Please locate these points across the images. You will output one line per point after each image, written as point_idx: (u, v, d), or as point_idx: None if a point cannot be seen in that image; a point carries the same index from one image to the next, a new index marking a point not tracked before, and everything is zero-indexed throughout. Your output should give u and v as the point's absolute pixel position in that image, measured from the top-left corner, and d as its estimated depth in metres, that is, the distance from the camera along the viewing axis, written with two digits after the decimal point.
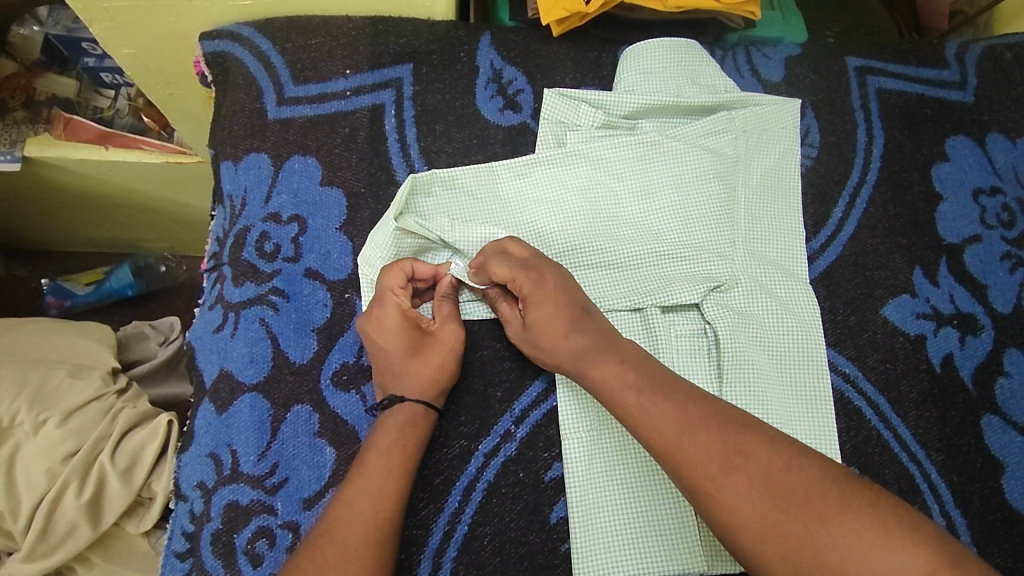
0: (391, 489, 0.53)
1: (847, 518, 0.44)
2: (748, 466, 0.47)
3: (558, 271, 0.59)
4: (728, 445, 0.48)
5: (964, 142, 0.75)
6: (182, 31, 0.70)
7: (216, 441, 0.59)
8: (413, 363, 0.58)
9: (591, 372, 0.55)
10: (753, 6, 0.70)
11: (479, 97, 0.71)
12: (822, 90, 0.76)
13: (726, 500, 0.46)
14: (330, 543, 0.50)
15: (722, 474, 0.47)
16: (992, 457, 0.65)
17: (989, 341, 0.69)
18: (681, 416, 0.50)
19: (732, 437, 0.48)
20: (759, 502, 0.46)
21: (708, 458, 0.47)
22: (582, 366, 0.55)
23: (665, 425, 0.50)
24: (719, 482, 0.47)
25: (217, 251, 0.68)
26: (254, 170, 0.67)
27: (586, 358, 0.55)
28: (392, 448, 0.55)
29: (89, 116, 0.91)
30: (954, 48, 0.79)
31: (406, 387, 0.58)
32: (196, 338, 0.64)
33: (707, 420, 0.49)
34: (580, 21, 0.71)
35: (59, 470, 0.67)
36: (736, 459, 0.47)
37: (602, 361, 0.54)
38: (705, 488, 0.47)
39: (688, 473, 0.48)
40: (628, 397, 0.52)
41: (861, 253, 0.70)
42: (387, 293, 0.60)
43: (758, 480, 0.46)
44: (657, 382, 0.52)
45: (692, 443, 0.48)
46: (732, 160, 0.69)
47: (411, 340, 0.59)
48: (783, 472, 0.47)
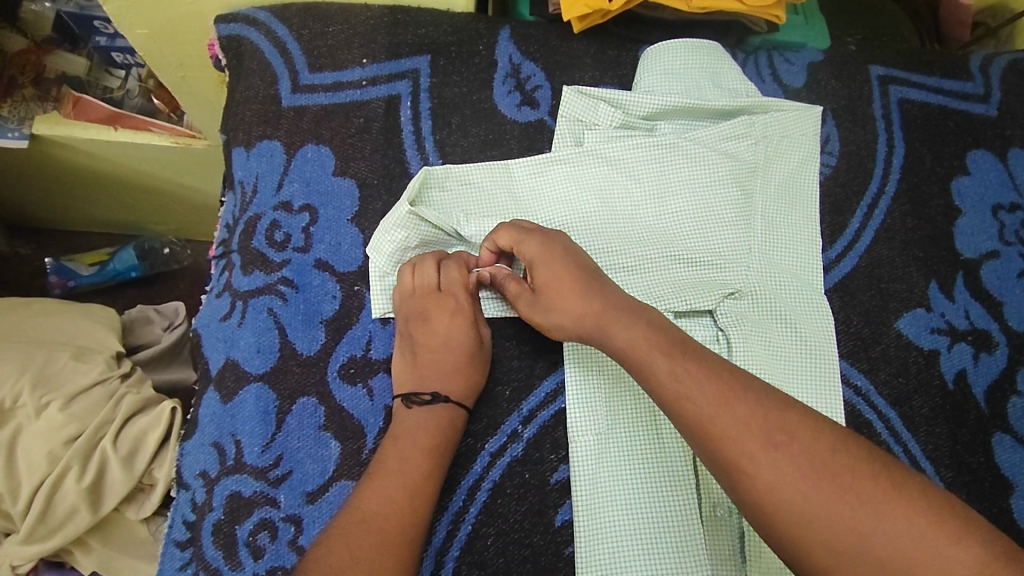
0: (423, 481, 0.53)
1: (892, 510, 0.43)
2: (794, 445, 0.46)
3: (562, 235, 0.61)
4: (771, 424, 0.46)
5: (985, 157, 0.74)
6: (197, 13, 0.69)
7: (220, 430, 0.58)
8: (468, 362, 0.59)
9: (612, 330, 0.54)
10: (778, 9, 0.69)
11: (496, 92, 0.70)
12: (843, 98, 0.75)
13: (769, 481, 0.45)
14: (364, 530, 0.49)
15: (766, 452, 0.45)
16: (1002, 476, 0.65)
17: (1003, 359, 0.68)
18: (718, 391, 0.48)
19: (777, 418, 0.47)
20: (803, 481, 0.44)
21: (748, 435, 0.46)
22: (602, 328, 0.55)
23: (700, 401, 0.48)
24: (761, 461, 0.45)
25: (226, 238, 0.67)
26: (267, 157, 0.66)
27: (606, 317, 0.55)
28: (423, 441, 0.55)
29: (99, 95, 0.91)
30: (978, 60, 0.78)
31: (450, 386, 0.58)
32: (202, 325, 0.64)
33: (745, 396, 0.48)
34: (602, 19, 0.70)
35: (60, 453, 0.66)
36: (776, 437, 0.46)
37: (620, 321, 0.54)
38: (747, 467, 0.45)
39: (728, 452, 0.46)
40: (653, 363, 0.51)
41: (877, 264, 0.69)
42: (456, 287, 0.61)
43: (801, 463, 0.45)
44: (673, 344, 0.52)
45: (730, 418, 0.47)
46: (750, 165, 0.68)
47: (470, 338, 0.60)
48: (827, 453, 0.45)
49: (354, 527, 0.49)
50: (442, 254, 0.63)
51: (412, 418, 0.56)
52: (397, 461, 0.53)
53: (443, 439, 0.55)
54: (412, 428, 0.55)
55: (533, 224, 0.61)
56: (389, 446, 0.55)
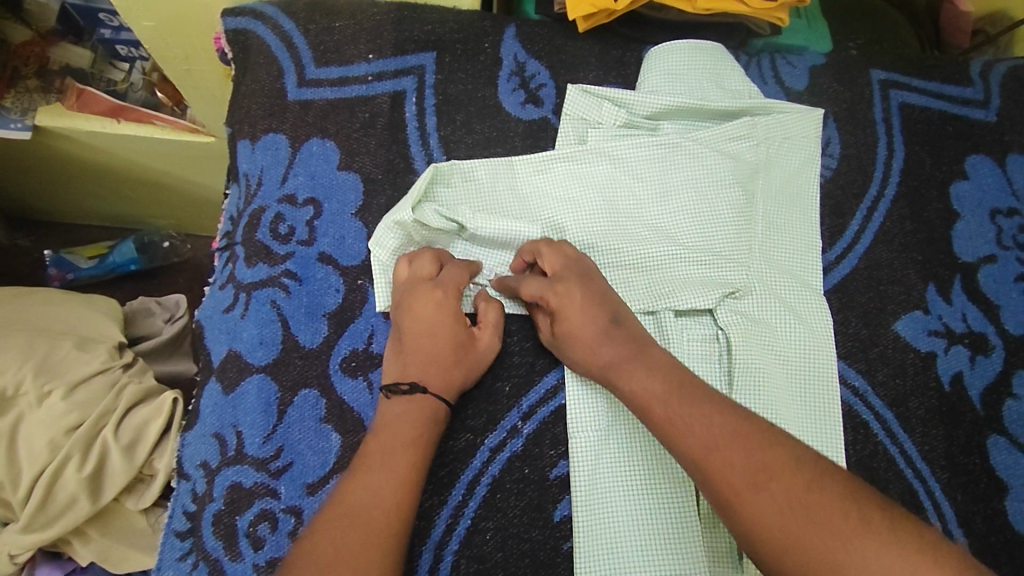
0: (406, 475, 0.52)
1: (870, 544, 0.42)
2: (782, 476, 0.46)
3: (590, 281, 0.60)
4: (761, 454, 0.48)
5: (984, 162, 0.75)
6: (204, 6, 0.69)
7: (221, 421, 0.59)
8: (451, 359, 0.58)
9: (620, 380, 0.56)
10: (782, 12, 0.69)
11: (501, 89, 0.70)
12: (845, 101, 0.75)
13: (751, 509, 0.46)
14: (349, 523, 0.48)
15: (751, 480, 0.46)
16: (997, 478, 0.65)
17: (999, 362, 0.69)
18: (707, 428, 0.50)
19: (767, 448, 0.48)
20: (782, 515, 0.45)
21: (731, 470, 0.47)
22: (611, 375, 0.56)
23: (690, 436, 0.50)
24: (745, 491, 0.46)
25: (230, 230, 0.67)
26: (272, 150, 0.66)
27: (615, 367, 0.56)
28: (406, 436, 0.54)
29: (103, 88, 0.91)
30: (978, 66, 0.78)
31: (432, 378, 0.57)
32: (205, 316, 0.64)
33: (734, 432, 0.49)
34: (608, 19, 0.70)
35: (61, 443, 0.66)
36: (759, 473, 0.47)
37: (632, 369, 0.55)
38: (732, 494, 0.47)
39: (716, 480, 0.47)
40: (664, 405, 0.53)
41: (876, 266, 0.70)
42: (450, 283, 0.60)
43: (781, 495, 0.45)
44: (684, 387, 0.53)
45: (714, 455, 0.48)
46: (752, 166, 0.69)
47: (457, 333, 0.59)
48: (807, 488, 0.45)
49: (339, 523, 0.48)
50: (444, 257, 0.63)
51: (395, 411, 0.56)
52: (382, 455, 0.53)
53: (425, 431, 0.55)
54: (395, 423, 0.55)
55: (556, 263, 0.61)
56: (372, 441, 0.54)
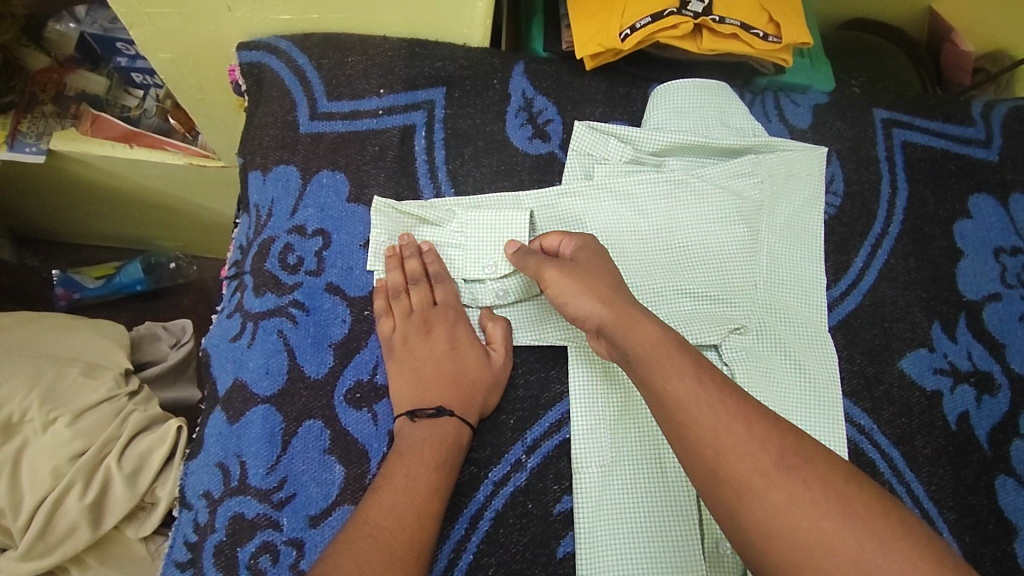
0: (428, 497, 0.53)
1: (899, 545, 0.41)
2: (804, 469, 0.44)
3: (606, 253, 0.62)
4: (784, 448, 0.46)
5: (987, 201, 0.76)
6: (221, 40, 0.71)
7: (226, 450, 0.59)
8: (471, 377, 0.60)
9: (631, 330, 0.53)
10: (785, 54, 0.71)
11: (509, 124, 0.71)
12: (848, 140, 0.76)
13: (770, 502, 0.43)
14: (373, 541, 0.49)
15: (773, 471, 0.44)
16: (1006, 520, 0.64)
17: (1005, 401, 0.68)
18: (739, 407, 0.47)
19: (791, 442, 0.46)
20: (816, 507, 0.43)
21: (763, 453, 0.45)
22: (621, 328, 0.53)
23: (717, 409, 0.47)
24: (768, 478, 0.44)
25: (239, 259, 0.68)
26: (283, 182, 0.67)
27: (626, 318, 0.54)
28: (427, 462, 0.55)
29: (117, 114, 0.93)
30: (979, 106, 0.80)
31: (462, 402, 0.59)
32: (212, 344, 0.64)
33: (765, 416, 0.47)
34: (614, 57, 0.72)
35: (65, 470, 0.66)
36: (793, 460, 0.45)
37: (645, 323, 0.53)
38: (750, 481, 0.44)
39: (741, 462, 0.45)
40: (682, 366, 0.50)
41: (880, 303, 0.70)
42: (453, 305, 0.64)
43: (816, 485, 0.44)
44: (697, 355, 0.52)
45: (746, 434, 0.46)
46: (756, 204, 0.69)
47: (473, 351, 0.61)
48: (842, 482, 0.44)
49: (362, 541, 0.49)
50: (408, 265, 0.64)
51: (417, 433, 0.57)
52: (405, 478, 0.53)
53: (448, 456, 0.56)
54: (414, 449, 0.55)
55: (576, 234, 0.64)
56: (394, 462, 0.55)
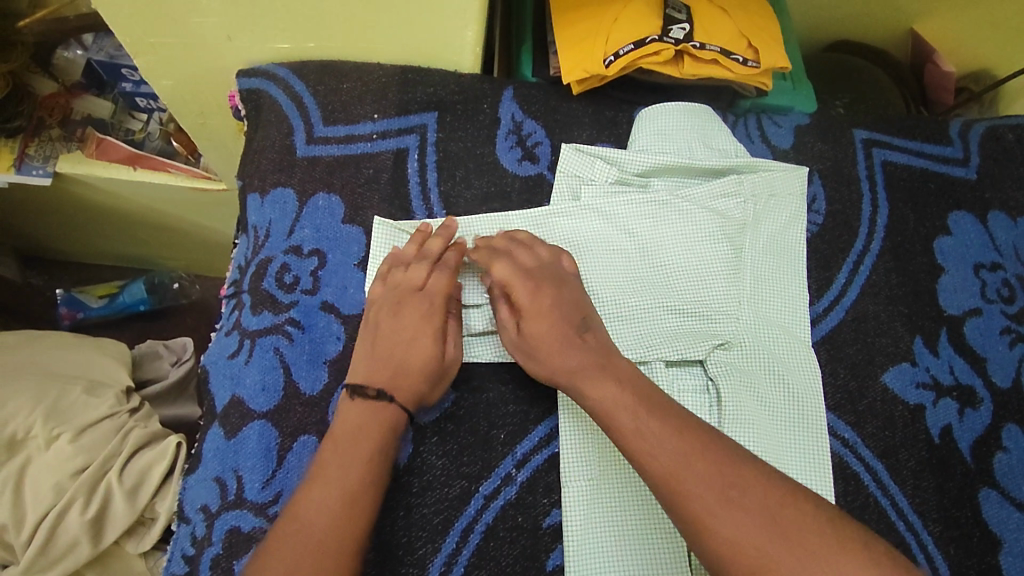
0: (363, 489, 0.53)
1: (841, 559, 0.44)
2: (744, 500, 0.47)
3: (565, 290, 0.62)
4: (725, 480, 0.48)
5: (966, 219, 0.78)
6: (222, 66, 0.74)
7: (223, 466, 0.60)
8: (425, 375, 0.59)
9: (583, 389, 0.56)
10: (765, 77, 0.74)
11: (499, 147, 0.74)
12: (829, 159, 0.78)
13: (720, 534, 0.46)
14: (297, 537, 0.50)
15: (717, 505, 0.47)
16: (989, 532, 0.66)
17: (987, 415, 0.70)
18: (677, 447, 0.50)
19: (731, 474, 0.48)
20: (758, 534, 0.45)
21: (705, 488, 0.47)
22: (577, 387, 0.56)
23: (658, 454, 0.50)
24: (714, 512, 0.46)
25: (238, 278, 0.70)
26: (280, 204, 0.69)
27: (579, 375, 0.56)
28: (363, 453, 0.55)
29: (122, 137, 0.96)
30: (958, 126, 0.82)
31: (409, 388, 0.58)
32: (210, 361, 0.66)
33: (703, 450, 0.49)
34: (600, 83, 0.74)
35: (67, 485, 0.68)
36: (733, 492, 0.47)
37: (598, 381, 0.56)
38: (699, 518, 0.47)
39: (685, 501, 0.47)
40: (621, 422, 0.53)
41: (863, 319, 0.72)
42: (440, 289, 0.62)
43: (758, 514, 0.46)
44: (649, 398, 0.54)
45: (686, 473, 0.48)
46: (740, 222, 0.71)
47: (437, 346, 0.60)
48: (781, 507, 0.47)
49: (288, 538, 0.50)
50: (429, 244, 0.64)
51: (358, 410, 0.57)
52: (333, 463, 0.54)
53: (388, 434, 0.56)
54: (348, 430, 0.56)
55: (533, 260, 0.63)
56: (331, 441, 0.55)
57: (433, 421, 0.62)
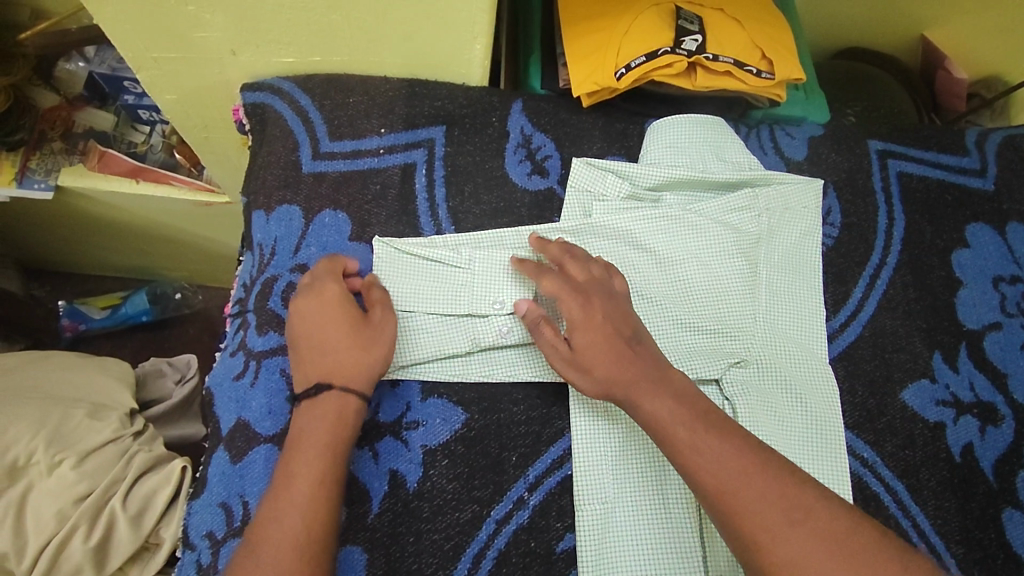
0: (319, 505, 0.51)
1: None
2: (807, 523, 0.48)
3: (605, 297, 0.60)
4: (785, 500, 0.49)
5: (984, 230, 0.76)
6: (226, 81, 0.73)
7: (228, 491, 0.58)
8: (349, 345, 0.58)
9: (638, 401, 0.55)
10: (780, 89, 0.73)
11: (508, 161, 0.73)
12: (844, 170, 0.77)
13: (782, 556, 0.47)
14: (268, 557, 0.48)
15: (779, 526, 0.48)
16: (1015, 554, 0.64)
17: (1010, 433, 0.68)
18: (737, 464, 0.50)
19: (793, 495, 0.49)
20: (819, 559, 0.46)
21: (766, 508, 0.48)
22: (631, 398, 0.55)
23: (719, 471, 0.50)
24: (774, 533, 0.47)
25: (242, 297, 0.68)
26: (286, 221, 0.68)
27: (633, 386, 0.55)
28: (312, 466, 0.53)
29: (123, 150, 0.95)
30: (974, 135, 0.80)
31: (344, 364, 0.57)
32: (215, 383, 0.64)
33: (763, 469, 0.50)
34: (610, 95, 0.73)
35: (69, 512, 0.66)
36: (795, 514, 0.48)
37: (653, 395, 0.55)
38: (760, 539, 0.48)
39: (742, 521, 0.48)
40: (679, 436, 0.53)
41: (881, 333, 0.70)
42: (325, 275, 0.62)
43: (819, 539, 0.47)
44: (704, 416, 0.54)
45: (746, 491, 0.49)
46: (754, 237, 0.70)
47: (350, 319, 0.59)
48: (844, 534, 0.48)
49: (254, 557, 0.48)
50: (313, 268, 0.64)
51: (308, 420, 0.55)
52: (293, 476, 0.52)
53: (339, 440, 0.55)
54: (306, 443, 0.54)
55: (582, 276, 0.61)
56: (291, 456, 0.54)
57: (442, 444, 0.60)
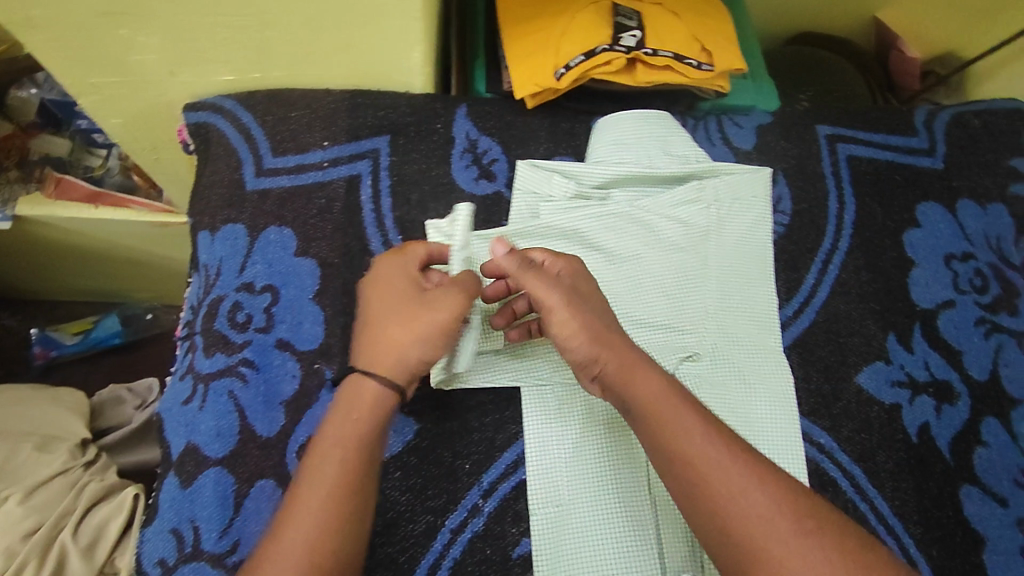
0: (333, 534, 0.47)
1: None
2: (819, 535, 0.45)
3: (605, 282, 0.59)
4: (797, 511, 0.46)
5: (934, 209, 0.76)
6: (169, 101, 0.72)
7: (179, 516, 0.58)
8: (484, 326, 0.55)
9: (638, 380, 0.51)
10: (723, 80, 0.73)
11: (454, 166, 0.72)
12: (793, 157, 0.77)
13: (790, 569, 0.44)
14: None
15: (791, 538, 0.45)
16: (972, 530, 0.64)
17: (965, 410, 0.68)
18: (746, 468, 0.48)
19: (805, 505, 0.47)
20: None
21: (778, 518, 0.45)
22: (621, 381, 0.52)
23: (726, 472, 0.47)
24: (785, 544, 0.45)
25: (191, 319, 0.68)
26: (231, 241, 0.67)
27: (638, 366, 0.52)
28: (324, 486, 0.48)
29: (80, 175, 0.94)
30: (922, 115, 0.80)
31: (385, 348, 0.53)
32: (165, 409, 0.64)
33: (772, 477, 0.48)
34: (554, 95, 0.73)
35: (17, 549, 0.65)
36: (808, 525, 0.46)
37: (654, 376, 0.52)
38: (770, 550, 0.44)
39: (749, 529, 0.45)
40: (688, 426, 0.49)
41: (834, 319, 0.70)
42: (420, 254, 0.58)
43: (834, 553, 0.44)
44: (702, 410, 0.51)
45: (757, 497, 0.46)
46: (703, 230, 0.70)
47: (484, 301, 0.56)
48: (860, 549, 0.45)
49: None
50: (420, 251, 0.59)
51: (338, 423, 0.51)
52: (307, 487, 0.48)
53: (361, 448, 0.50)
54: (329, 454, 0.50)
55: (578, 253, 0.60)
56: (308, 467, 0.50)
57: (395, 456, 0.60)
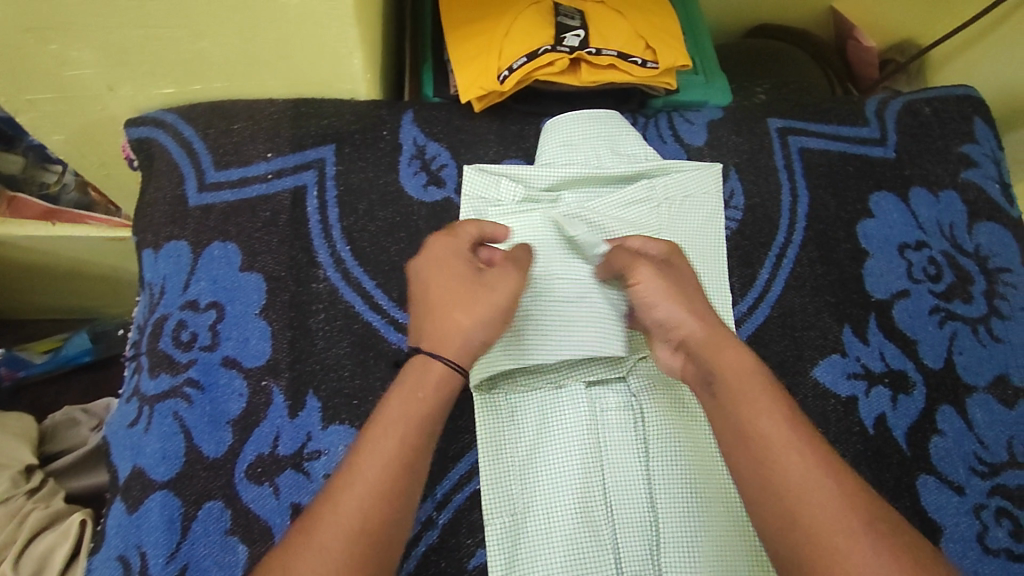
0: (380, 504, 0.46)
1: None
2: (897, 541, 0.41)
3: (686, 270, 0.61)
4: (875, 515, 0.42)
5: (887, 199, 0.76)
6: (111, 117, 0.70)
7: (126, 542, 0.57)
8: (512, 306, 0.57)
9: (720, 352, 0.51)
10: (668, 77, 0.73)
11: (402, 173, 0.71)
12: (745, 152, 0.77)
13: (855, 565, 0.40)
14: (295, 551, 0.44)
15: (864, 534, 0.41)
16: (929, 519, 0.64)
17: (921, 399, 0.68)
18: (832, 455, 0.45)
19: (885, 510, 0.43)
20: None
21: (854, 515, 0.42)
22: (709, 348, 0.52)
23: (806, 455, 0.44)
24: (858, 540, 0.41)
25: (138, 339, 0.67)
26: (174, 258, 0.66)
27: (719, 335, 0.53)
28: (380, 458, 0.47)
29: (35, 192, 0.93)
30: (873, 105, 0.81)
31: (444, 327, 0.54)
32: (112, 432, 0.63)
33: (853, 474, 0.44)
34: (500, 98, 0.72)
35: None
36: (884, 528, 0.42)
37: (737, 349, 0.51)
38: (836, 542, 0.41)
39: (815, 519, 0.42)
40: (772, 403, 0.47)
41: (789, 313, 0.70)
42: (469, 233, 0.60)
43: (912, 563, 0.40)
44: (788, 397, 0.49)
45: (834, 486, 0.43)
46: (653, 230, 0.70)
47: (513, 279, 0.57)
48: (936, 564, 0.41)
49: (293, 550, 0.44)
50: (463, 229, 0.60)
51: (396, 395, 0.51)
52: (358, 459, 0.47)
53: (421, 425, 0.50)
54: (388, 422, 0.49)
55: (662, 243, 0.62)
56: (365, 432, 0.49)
57: None
